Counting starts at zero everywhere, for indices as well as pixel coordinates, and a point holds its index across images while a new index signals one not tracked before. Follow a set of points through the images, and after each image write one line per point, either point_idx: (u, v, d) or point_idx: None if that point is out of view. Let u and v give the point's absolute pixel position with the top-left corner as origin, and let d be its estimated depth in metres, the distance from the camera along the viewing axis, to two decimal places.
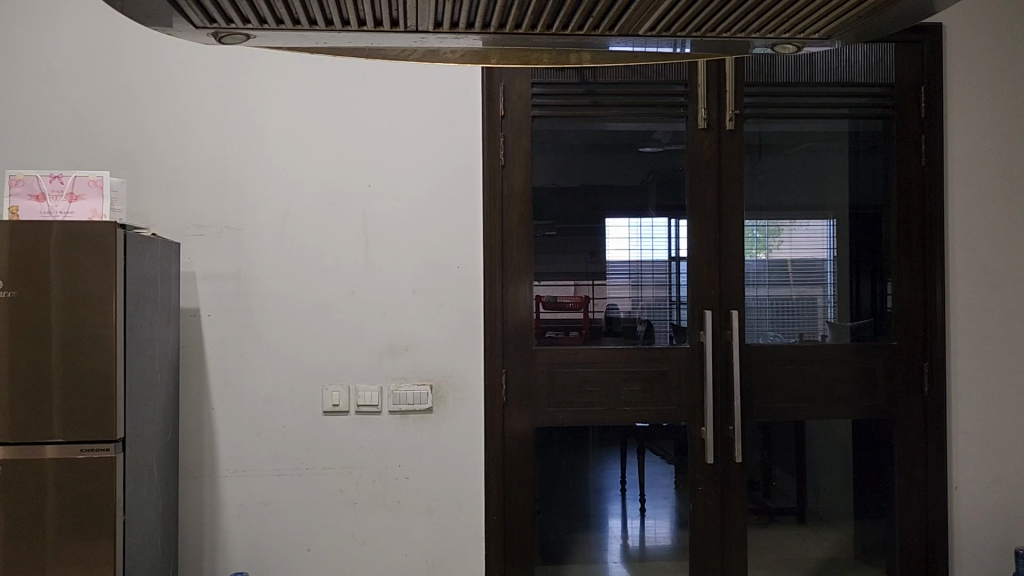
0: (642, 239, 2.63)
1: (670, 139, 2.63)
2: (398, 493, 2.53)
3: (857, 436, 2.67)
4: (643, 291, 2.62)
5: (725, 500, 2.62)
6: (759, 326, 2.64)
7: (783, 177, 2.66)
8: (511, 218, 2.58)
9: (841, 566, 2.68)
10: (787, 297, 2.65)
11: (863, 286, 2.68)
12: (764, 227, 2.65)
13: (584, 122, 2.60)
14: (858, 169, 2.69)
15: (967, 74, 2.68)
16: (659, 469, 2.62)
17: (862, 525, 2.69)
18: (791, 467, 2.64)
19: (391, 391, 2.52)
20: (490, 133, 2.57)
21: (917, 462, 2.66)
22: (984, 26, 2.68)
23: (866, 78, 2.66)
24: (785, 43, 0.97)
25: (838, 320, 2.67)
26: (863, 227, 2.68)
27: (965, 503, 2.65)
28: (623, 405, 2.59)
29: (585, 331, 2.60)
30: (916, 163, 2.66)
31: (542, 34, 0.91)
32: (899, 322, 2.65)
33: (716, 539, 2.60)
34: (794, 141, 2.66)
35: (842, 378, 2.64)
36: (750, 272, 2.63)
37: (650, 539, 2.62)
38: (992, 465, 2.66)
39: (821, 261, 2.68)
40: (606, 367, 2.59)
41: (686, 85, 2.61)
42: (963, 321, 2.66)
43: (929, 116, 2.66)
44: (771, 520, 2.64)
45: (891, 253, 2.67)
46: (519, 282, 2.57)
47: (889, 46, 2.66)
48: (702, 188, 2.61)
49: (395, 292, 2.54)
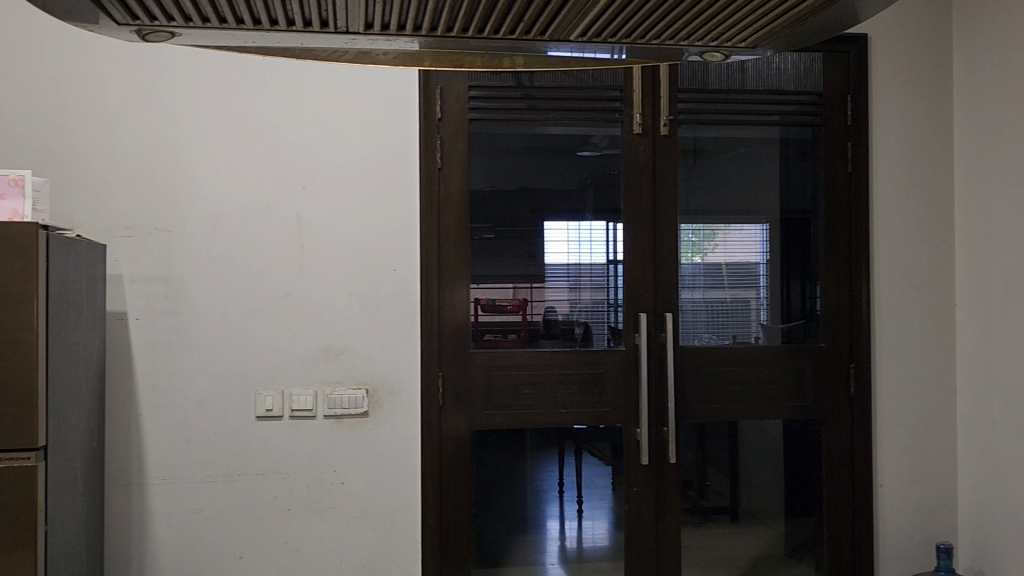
0: (581, 241, 2.64)
1: (608, 144, 2.65)
2: (333, 499, 2.50)
3: (788, 435, 2.73)
4: (581, 294, 2.64)
5: (660, 500, 2.65)
6: (694, 328, 2.68)
7: (717, 183, 2.71)
8: (448, 220, 2.57)
9: (772, 562, 2.75)
10: (721, 300, 2.70)
11: (794, 289, 2.74)
12: (700, 231, 2.70)
13: (522, 126, 2.62)
14: (789, 175, 2.75)
15: (891, 84, 2.76)
16: (597, 470, 2.63)
17: (792, 523, 2.76)
18: (724, 467, 2.69)
19: (326, 395, 2.49)
20: (427, 135, 2.56)
21: (844, 460, 2.73)
22: (905, 37, 2.77)
23: (795, 87, 2.73)
24: (714, 51, 0.99)
25: (770, 323, 2.73)
26: (793, 232, 2.75)
27: (891, 501, 2.73)
28: (560, 407, 2.61)
29: (524, 334, 2.61)
30: (843, 170, 2.74)
31: (476, 38, 0.92)
32: (827, 323, 2.73)
33: (650, 539, 2.64)
34: (728, 147, 2.72)
35: (772, 379, 2.70)
36: (686, 275, 2.68)
37: (587, 539, 2.63)
38: (915, 463, 2.74)
39: (754, 265, 2.74)
40: (544, 370, 2.60)
41: (622, 91, 2.64)
42: (887, 324, 2.74)
43: (855, 124, 2.74)
44: (706, 518, 2.69)
45: (820, 257, 2.74)
46: (456, 285, 2.57)
47: (818, 56, 2.74)
48: (638, 192, 2.64)
49: (330, 296, 2.51)
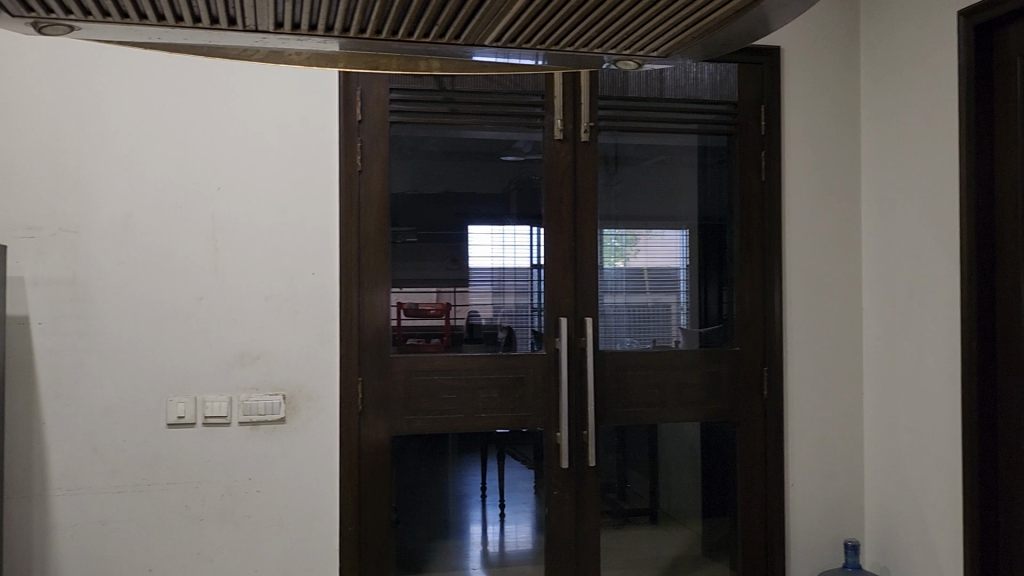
0: (504, 246, 2.65)
1: (531, 149, 2.66)
2: (248, 508, 2.44)
3: (705, 437, 2.79)
4: (504, 298, 2.64)
5: (580, 503, 2.67)
6: (616, 332, 2.72)
7: (637, 189, 2.75)
8: (368, 223, 2.55)
9: (688, 562, 2.81)
10: (643, 304, 2.75)
11: (712, 295, 2.80)
12: (622, 236, 2.73)
13: (445, 130, 2.61)
14: (706, 182, 2.81)
15: (801, 95, 2.84)
16: (520, 474, 2.64)
17: (709, 523, 2.81)
18: (643, 469, 2.73)
19: (241, 401, 2.44)
20: (347, 137, 2.53)
21: (758, 461, 2.79)
22: (815, 49, 2.86)
23: (711, 96, 2.79)
24: (627, 59, 1.00)
25: (689, 327, 2.79)
26: (710, 238, 2.81)
27: (802, 500, 2.81)
28: (480, 412, 2.60)
29: (446, 338, 2.60)
30: (756, 177, 2.81)
31: (390, 40, 0.91)
32: (741, 327, 2.79)
33: (571, 542, 2.66)
34: (647, 154, 2.76)
35: (689, 383, 2.75)
36: (608, 280, 2.71)
37: (509, 543, 2.64)
38: (825, 463, 2.83)
39: (674, 270, 2.79)
40: (467, 374, 2.60)
41: (543, 96, 2.66)
42: (799, 327, 2.82)
43: (768, 133, 2.81)
44: (626, 521, 2.73)
45: (735, 262, 2.80)
46: (376, 289, 2.55)
47: (733, 67, 2.81)
48: (559, 198, 2.66)
49: (245, 299, 2.45)
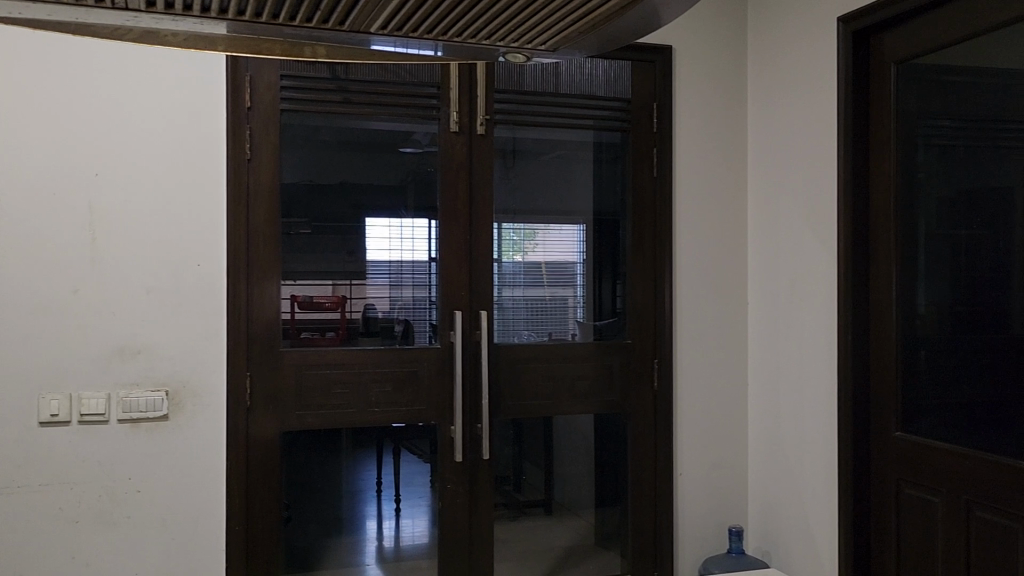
0: (402, 238, 2.62)
1: (428, 141, 2.64)
2: (128, 509, 2.34)
3: (598, 429, 2.83)
4: (402, 291, 2.61)
5: (475, 496, 2.67)
6: (515, 325, 2.73)
7: (534, 183, 2.77)
8: (257, 214, 2.48)
9: (581, 551, 2.85)
10: (541, 298, 2.77)
11: (606, 288, 2.84)
12: (520, 229, 2.75)
13: (338, 119, 2.56)
14: (601, 177, 2.85)
15: (692, 93, 2.91)
16: (416, 468, 2.62)
17: (602, 512, 2.86)
18: (538, 461, 2.75)
19: (120, 398, 2.33)
20: (234, 124, 2.45)
21: (648, 451, 2.86)
22: (705, 49, 2.93)
23: (606, 92, 2.83)
24: (516, 53, 1.00)
25: (585, 320, 2.82)
26: (605, 232, 2.85)
27: (690, 488, 2.89)
28: (373, 406, 2.57)
29: (342, 332, 2.56)
30: (649, 173, 2.86)
31: (271, 24, 0.88)
32: (633, 321, 2.84)
33: (465, 536, 2.66)
34: (543, 148, 2.78)
35: (583, 375, 2.79)
36: (507, 273, 2.73)
37: (405, 538, 2.62)
38: (712, 451, 2.92)
39: (571, 264, 2.83)
40: (361, 368, 2.56)
41: (439, 88, 2.64)
42: (688, 320, 2.89)
43: (660, 130, 2.87)
44: (521, 513, 2.75)
45: (627, 257, 2.85)
46: (266, 281, 2.48)
47: (627, 64, 2.85)
48: (454, 191, 2.65)
49: (126, 291, 2.35)
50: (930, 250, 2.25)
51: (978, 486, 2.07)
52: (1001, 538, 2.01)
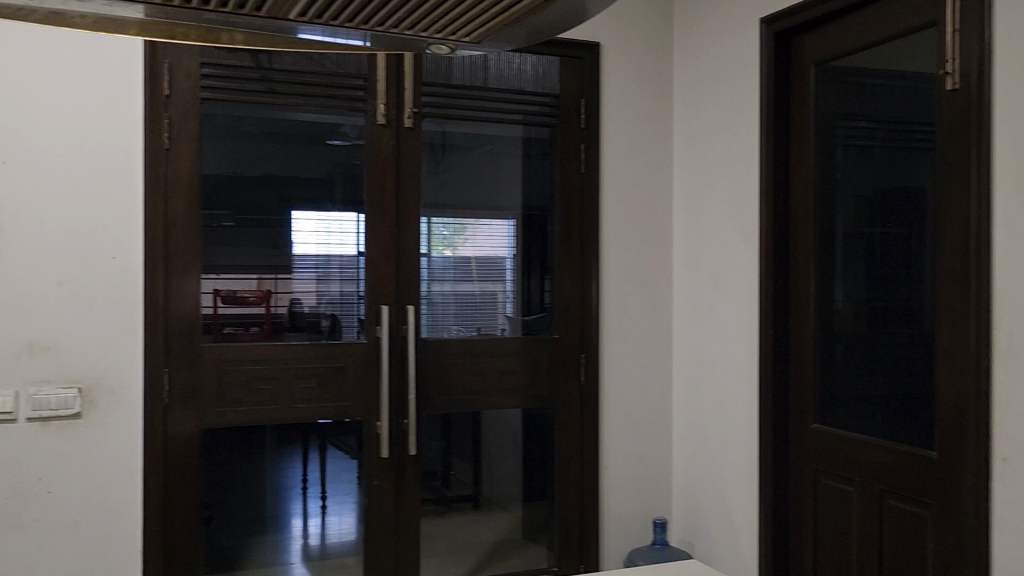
0: (330, 233, 2.58)
1: (356, 134, 2.60)
2: (37, 511, 2.25)
3: (526, 424, 2.84)
4: (329, 285, 2.57)
5: (401, 493, 2.65)
6: (444, 320, 2.72)
7: (463, 177, 2.76)
8: (176, 206, 2.41)
9: (509, 546, 2.86)
10: (470, 293, 2.77)
11: (534, 283, 2.85)
12: (450, 224, 2.74)
13: (262, 109, 2.50)
14: (530, 173, 2.85)
15: (619, 90, 2.94)
16: (343, 465, 2.59)
17: (529, 507, 2.87)
18: (466, 456, 2.75)
19: (28, 396, 2.23)
20: (152, 112, 2.38)
21: (575, 445, 2.87)
22: (632, 46, 2.96)
23: (535, 88, 2.83)
24: (440, 44, 0.98)
25: (515, 315, 2.82)
26: (533, 228, 2.85)
27: (616, 481, 2.92)
28: (298, 402, 2.53)
29: (267, 327, 2.50)
30: (576, 169, 2.87)
31: (183, 7, 0.85)
32: (560, 316, 2.85)
33: (391, 532, 2.63)
34: (472, 143, 2.77)
35: (510, 370, 2.80)
36: (436, 268, 2.72)
37: (331, 535, 2.59)
38: (638, 445, 2.95)
39: (502, 259, 2.82)
40: (286, 364, 2.52)
41: (366, 80, 2.60)
42: (614, 315, 2.92)
43: (587, 127, 2.88)
44: (449, 508, 2.74)
45: (555, 252, 2.86)
46: (185, 274, 2.42)
47: (555, 59, 2.86)
48: (381, 184, 2.62)
49: (35, 284, 2.25)
50: (848, 247, 2.31)
51: (891, 476, 2.13)
52: (910, 526, 2.07)
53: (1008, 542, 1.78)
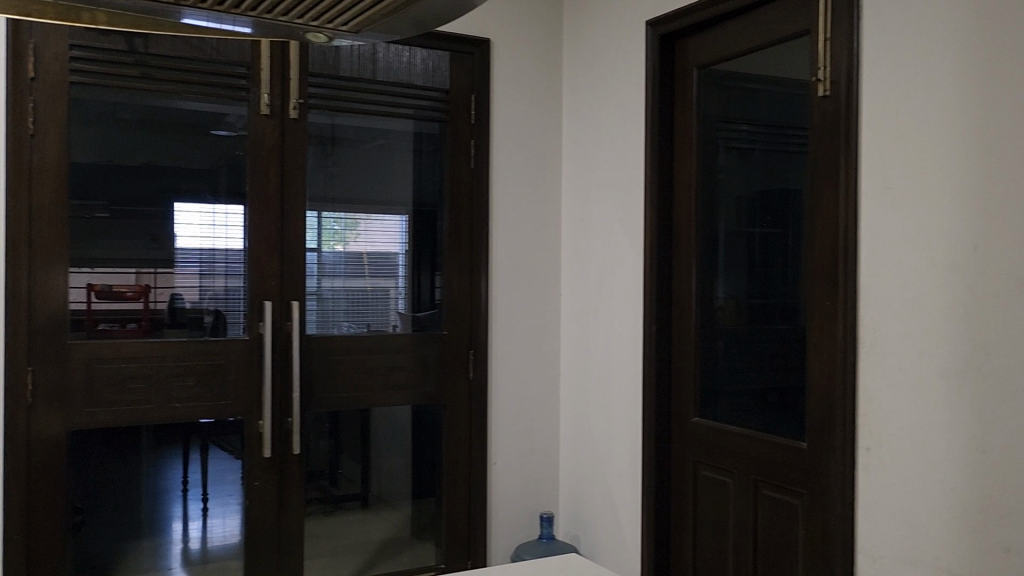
0: (215, 226, 2.49)
1: (241, 124, 2.52)
2: None
3: (415, 421, 2.82)
4: (213, 281, 2.48)
5: (284, 493, 2.59)
6: (334, 316, 2.68)
7: (352, 171, 2.71)
8: (41, 194, 2.28)
9: (396, 544, 2.83)
10: (362, 289, 2.72)
11: (425, 279, 2.83)
12: (341, 219, 2.69)
13: (138, 96, 2.40)
14: (420, 168, 2.82)
15: (509, 88, 2.94)
16: (226, 465, 2.51)
17: (418, 504, 2.85)
18: (354, 454, 2.71)
19: None
20: (15, 96, 2.24)
21: (463, 441, 2.87)
22: (522, 44, 2.97)
23: (425, 82, 2.80)
24: (316, 32, 0.96)
25: (406, 311, 2.80)
26: (424, 223, 2.83)
27: (504, 477, 2.93)
28: (176, 402, 2.44)
29: (145, 323, 2.40)
30: (466, 165, 2.86)
31: None
32: (449, 312, 2.84)
33: (273, 534, 2.57)
34: (362, 136, 2.73)
35: (399, 366, 2.77)
36: (326, 264, 2.67)
37: (214, 538, 2.51)
38: (525, 440, 2.97)
39: (395, 254, 2.78)
40: (163, 361, 2.42)
41: (249, 68, 2.52)
42: (503, 311, 2.93)
43: (477, 122, 2.88)
44: (337, 507, 2.69)
45: (444, 248, 2.84)
46: (52, 268, 2.29)
47: (445, 54, 2.84)
48: (265, 176, 2.55)
49: None
50: (729, 246, 2.39)
51: (766, 467, 2.21)
52: (783, 514, 2.16)
53: (871, 527, 1.87)
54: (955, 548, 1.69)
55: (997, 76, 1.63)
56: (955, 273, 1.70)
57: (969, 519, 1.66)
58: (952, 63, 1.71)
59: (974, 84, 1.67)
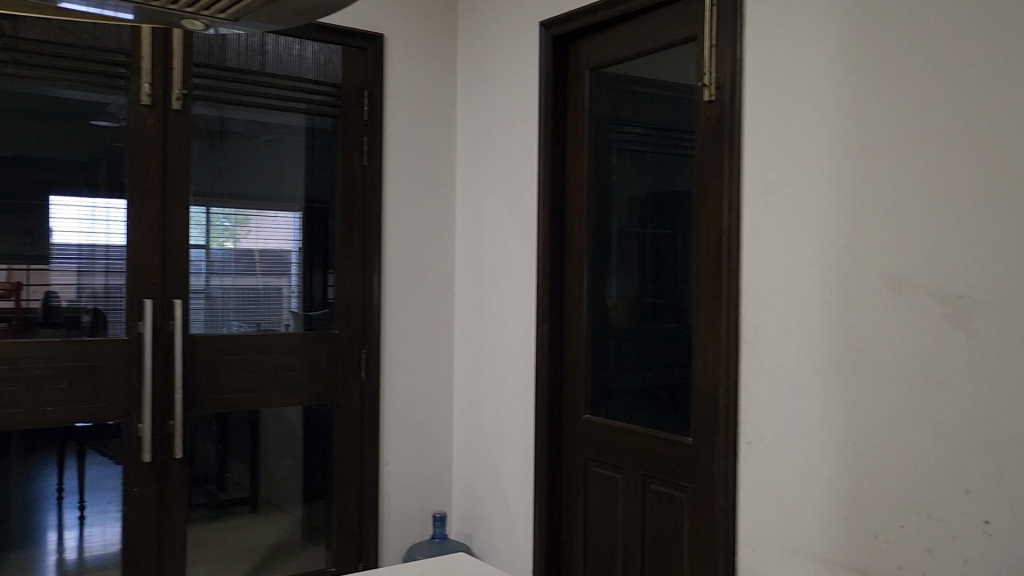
0: (95, 221, 2.38)
1: (122, 115, 2.42)
2: None
3: (305, 423, 2.76)
4: (93, 278, 2.37)
5: (167, 499, 2.49)
6: (223, 315, 2.60)
7: (241, 166, 2.63)
8: None
9: (286, 549, 2.77)
10: (253, 287, 2.65)
11: (317, 278, 2.77)
12: (232, 215, 2.62)
13: (9, 83, 2.26)
14: (312, 164, 2.76)
15: (403, 84, 2.91)
16: (105, 471, 2.40)
17: (309, 508, 2.79)
18: (242, 457, 2.63)
19: None
20: None
21: (355, 442, 2.83)
22: (417, 40, 2.95)
23: (316, 76, 2.74)
24: (192, 19, 0.92)
25: (299, 311, 2.74)
26: (315, 220, 2.77)
27: (397, 478, 2.90)
28: (50, 405, 2.32)
29: (16, 323, 2.27)
30: (359, 162, 2.82)
31: None
32: (341, 311, 2.80)
33: (155, 542, 2.47)
34: (251, 130, 2.65)
35: (289, 367, 2.71)
36: (215, 261, 2.58)
37: (92, 547, 2.39)
38: (419, 440, 2.95)
39: (287, 252, 2.72)
40: (35, 363, 2.29)
41: (129, 56, 2.42)
42: (397, 310, 2.90)
43: (371, 118, 2.83)
44: (223, 512, 2.61)
45: (336, 246, 2.79)
46: None
47: (337, 48, 2.79)
48: (146, 170, 2.44)
49: None
50: (620, 246, 2.43)
51: (654, 462, 2.26)
52: (670, 509, 2.21)
53: (752, 519, 1.94)
54: (830, 538, 1.76)
55: (869, 88, 1.71)
56: (830, 274, 1.77)
57: (842, 509, 1.74)
58: (828, 74, 1.79)
59: (848, 95, 1.75)
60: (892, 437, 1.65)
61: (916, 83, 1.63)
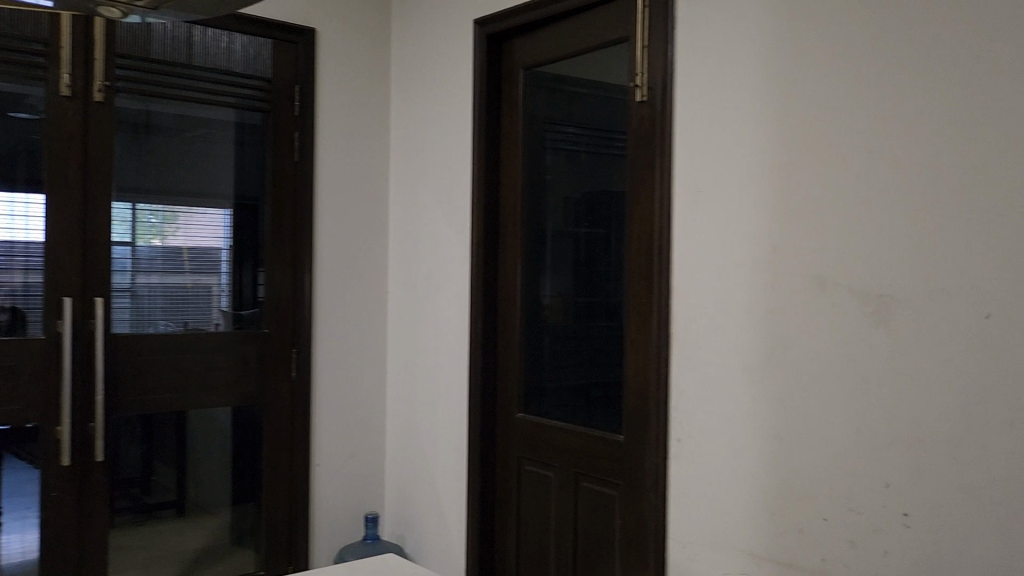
0: (13, 216, 2.29)
1: (40, 106, 2.33)
2: None
3: (234, 424, 2.70)
4: (10, 276, 2.28)
5: (88, 504, 2.42)
6: (150, 315, 2.53)
7: (166, 160, 2.56)
8: None
9: (214, 553, 2.70)
10: (180, 286, 2.59)
11: (247, 277, 2.71)
12: (159, 212, 2.55)
13: None
14: (242, 159, 2.70)
15: (336, 80, 2.87)
16: (23, 476, 2.31)
17: (238, 511, 2.73)
18: (168, 460, 2.57)
19: None
20: None
21: (285, 443, 2.78)
22: (350, 36, 2.91)
23: (246, 70, 2.69)
24: (109, 7, 0.88)
25: (228, 310, 2.68)
26: (245, 217, 2.71)
27: (329, 479, 2.86)
28: None
29: None
30: (290, 158, 2.77)
31: None
32: (271, 310, 2.74)
33: (75, 549, 2.39)
34: (177, 124, 2.58)
35: (217, 367, 2.65)
36: (141, 258, 2.51)
37: (11, 554, 2.29)
38: (351, 441, 2.91)
39: (217, 250, 2.66)
40: None
41: (47, 45, 2.33)
42: (329, 309, 2.86)
43: (302, 114, 2.79)
44: (147, 516, 2.54)
45: (267, 244, 2.74)
46: None
47: (267, 42, 2.73)
48: (66, 164, 2.36)
49: None
50: (553, 245, 2.44)
51: (586, 460, 2.28)
52: (602, 506, 2.22)
53: (682, 515, 1.96)
54: (757, 532, 1.80)
55: (796, 92, 1.74)
56: (758, 273, 1.81)
57: (769, 503, 1.78)
58: (757, 77, 1.82)
59: (775, 97, 1.78)
60: (817, 433, 1.69)
61: (840, 89, 1.67)
